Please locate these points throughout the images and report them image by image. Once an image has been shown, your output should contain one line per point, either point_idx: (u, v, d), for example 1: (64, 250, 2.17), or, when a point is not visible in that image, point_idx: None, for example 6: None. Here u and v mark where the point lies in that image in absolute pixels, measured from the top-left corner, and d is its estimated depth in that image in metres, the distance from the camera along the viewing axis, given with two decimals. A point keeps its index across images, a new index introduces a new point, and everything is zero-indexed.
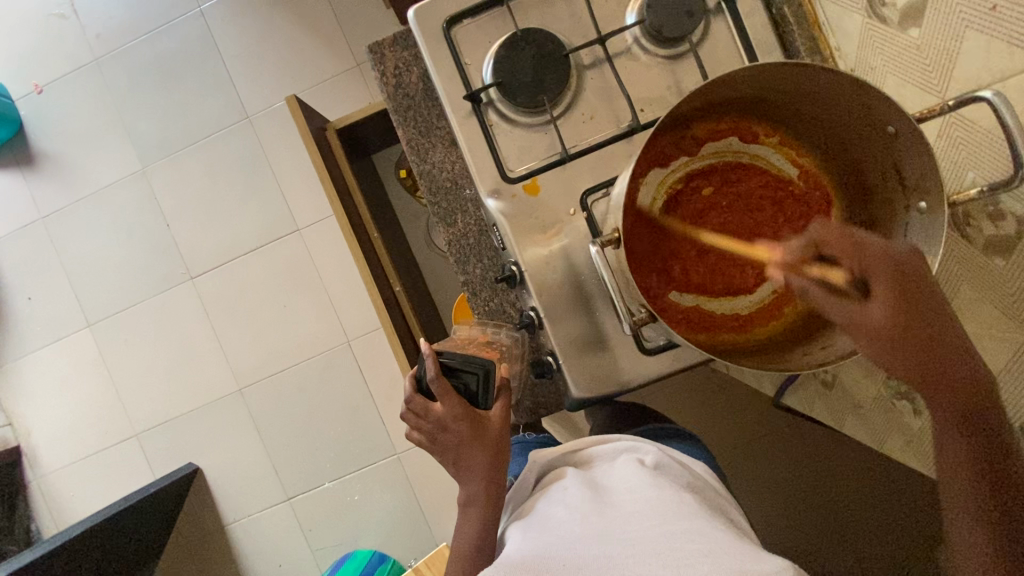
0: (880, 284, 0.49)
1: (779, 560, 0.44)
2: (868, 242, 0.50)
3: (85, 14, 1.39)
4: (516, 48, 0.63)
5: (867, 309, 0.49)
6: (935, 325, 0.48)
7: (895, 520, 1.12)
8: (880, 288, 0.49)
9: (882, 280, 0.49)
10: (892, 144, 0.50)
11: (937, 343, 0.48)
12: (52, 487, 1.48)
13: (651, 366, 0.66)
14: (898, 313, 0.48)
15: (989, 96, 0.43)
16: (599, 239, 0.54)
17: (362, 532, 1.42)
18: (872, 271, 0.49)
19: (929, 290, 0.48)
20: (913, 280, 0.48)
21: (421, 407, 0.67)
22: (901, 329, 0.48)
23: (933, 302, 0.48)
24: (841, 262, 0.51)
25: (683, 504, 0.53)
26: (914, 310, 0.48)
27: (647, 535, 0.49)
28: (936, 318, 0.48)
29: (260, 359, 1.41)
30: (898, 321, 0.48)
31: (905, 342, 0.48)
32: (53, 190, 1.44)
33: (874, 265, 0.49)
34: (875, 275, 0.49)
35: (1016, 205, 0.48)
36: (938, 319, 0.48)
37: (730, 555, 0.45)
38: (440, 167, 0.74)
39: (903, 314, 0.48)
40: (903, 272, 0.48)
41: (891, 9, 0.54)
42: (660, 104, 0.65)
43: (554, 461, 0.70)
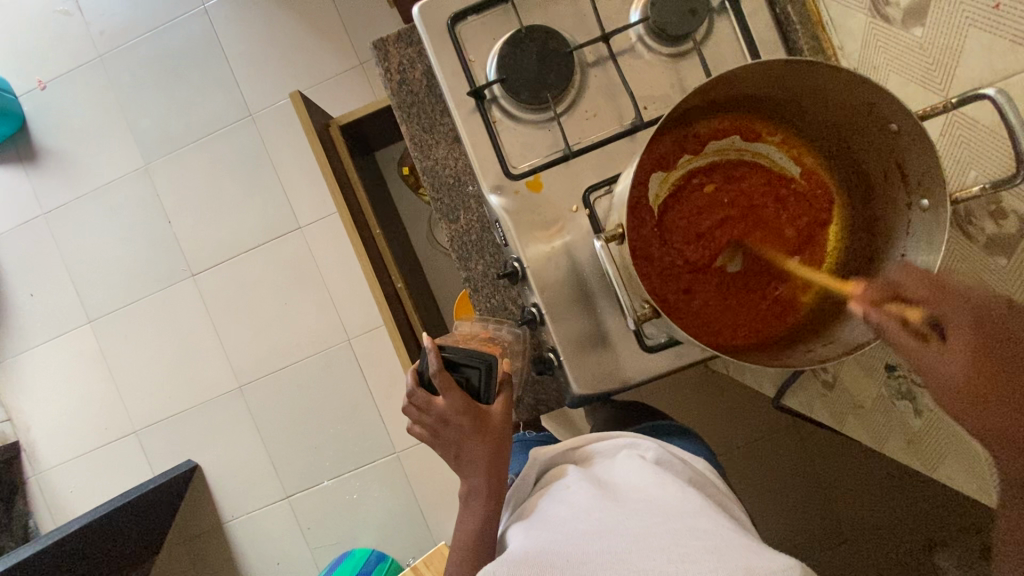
0: (962, 331, 0.47)
1: (783, 556, 0.44)
2: (951, 287, 0.48)
3: (89, 11, 1.39)
4: (520, 45, 0.63)
5: (945, 356, 0.47)
6: (1018, 374, 0.46)
7: (897, 522, 1.12)
8: (961, 336, 0.47)
9: (961, 328, 0.47)
10: (895, 142, 0.50)
11: (1017, 397, 0.46)
12: (50, 483, 1.48)
13: (653, 363, 0.67)
14: (975, 359, 0.46)
15: (992, 94, 0.43)
16: (604, 234, 0.53)
17: (361, 530, 1.42)
18: (956, 321, 0.47)
19: (1012, 341, 0.46)
20: (995, 329, 0.46)
21: (423, 401, 0.67)
22: (978, 377, 0.46)
23: (1014, 353, 0.46)
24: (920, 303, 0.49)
25: (687, 501, 0.52)
26: (995, 357, 0.46)
27: (652, 531, 0.49)
28: (1018, 371, 0.46)
29: (260, 356, 1.41)
30: (975, 368, 0.46)
31: (983, 392, 0.46)
32: (56, 186, 1.44)
33: (955, 311, 0.47)
34: (952, 321, 0.47)
35: (1018, 203, 0.48)
36: (1019, 372, 0.46)
37: (735, 551, 0.45)
38: (443, 163, 0.74)
39: (981, 365, 0.46)
40: (989, 320, 0.46)
41: (894, 8, 0.54)
42: (664, 102, 0.65)
43: (555, 458, 0.70)
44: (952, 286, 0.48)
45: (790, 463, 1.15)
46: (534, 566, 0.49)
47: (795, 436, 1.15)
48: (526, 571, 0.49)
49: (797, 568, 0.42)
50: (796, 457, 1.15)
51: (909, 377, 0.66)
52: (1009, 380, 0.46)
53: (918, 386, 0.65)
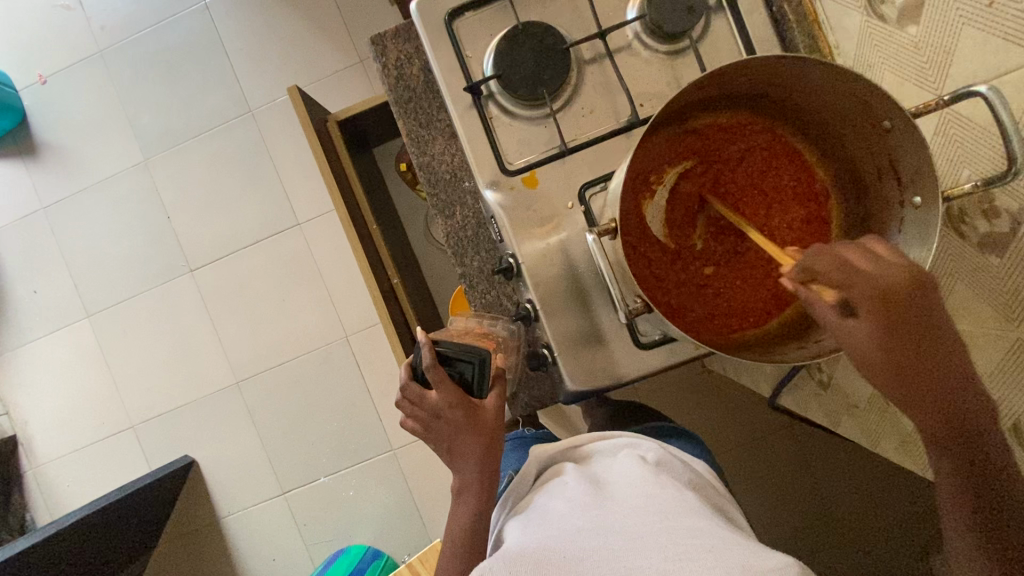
0: (870, 315, 0.42)
1: (782, 555, 0.43)
2: (862, 267, 0.42)
3: (90, 6, 1.40)
4: (517, 41, 0.64)
5: (859, 338, 0.43)
6: (931, 341, 0.43)
7: (895, 523, 1.12)
8: (868, 317, 0.42)
9: (874, 310, 0.42)
10: (888, 139, 0.50)
11: (934, 366, 0.43)
12: (47, 477, 1.48)
13: (646, 361, 0.67)
14: (890, 339, 0.43)
15: (984, 91, 0.43)
16: (596, 228, 0.54)
17: (356, 527, 1.42)
18: (870, 305, 0.42)
19: (925, 314, 0.42)
20: (909, 303, 0.42)
21: (417, 395, 0.67)
22: (895, 356, 0.43)
23: (930, 324, 0.42)
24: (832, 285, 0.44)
25: (685, 503, 0.52)
26: (908, 333, 0.42)
27: (651, 529, 0.49)
28: (933, 340, 0.43)
29: (258, 352, 1.41)
30: (889, 347, 0.43)
31: (903, 368, 0.43)
32: (55, 180, 1.44)
33: (864, 292, 0.42)
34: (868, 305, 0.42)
35: (1011, 201, 0.48)
36: (938, 340, 0.43)
37: (731, 551, 0.44)
38: (440, 159, 0.75)
39: (902, 341, 0.43)
40: (902, 299, 0.42)
41: (889, 7, 0.55)
42: (660, 99, 0.66)
43: (556, 455, 0.69)
44: (866, 266, 0.42)
45: (787, 463, 1.15)
46: (531, 564, 0.49)
47: (791, 437, 1.15)
48: (523, 569, 0.48)
49: (795, 567, 0.42)
50: (793, 457, 1.15)
51: None
52: (925, 353, 0.43)
53: None
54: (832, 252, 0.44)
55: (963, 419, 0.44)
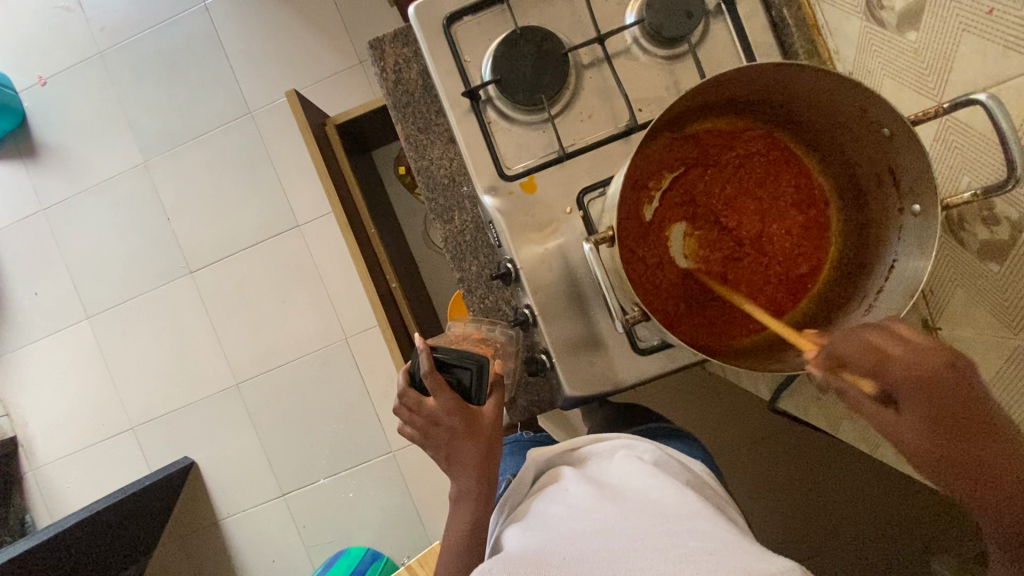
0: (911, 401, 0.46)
1: (783, 558, 0.43)
2: (893, 355, 0.46)
3: (90, 8, 1.40)
4: (514, 46, 0.63)
5: (903, 425, 0.46)
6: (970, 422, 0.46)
7: (892, 527, 1.12)
8: (909, 404, 0.46)
9: (912, 395, 0.46)
10: (887, 146, 0.50)
11: (979, 445, 0.46)
12: (48, 479, 1.49)
13: (644, 366, 0.66)
14: (931, 424, 0.46)
15: (984, 99, 0.43)
16: (593, 236, 0.54)
17: (356, 529, 1.42)
18: (906, 390, 0.46)
19: (965, 401, 0.45)
20: (947, 387, 0.45)
21: (414, 402, 0.67)
22: (938, 440, 0.46)
23: (969, 407, 0.45)
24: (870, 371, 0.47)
25: (685, 505, 0.52)
26: (950, 417, 0.46)
27: (651, 530, 0.49)
28: (975, 423, 0.46)
29: (258, 354, 1.41)
30: (932, 433, 0.46)
31: (946, 450, 0.46)
32: (55, 182, 1.44)
33: (903, 380, 0.46)
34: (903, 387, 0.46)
35: (1011, 209, 0.48)
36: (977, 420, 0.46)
37: (733, 553, 0.44)
38: (438, 163, 0.74)
39: (941, 424, 0.46)
40: (937, 382, 0.45)
41: (889, 12, 0.54)
42: (659, 104, 0.65)
43: (553, 459, 0.69)
44: (898, 355, 0.46)
45: (785, 464, 1.15)
46: (530, 564, 0.48)
47: (790, 439, 1.14)
48: (522, 569, 0.48)
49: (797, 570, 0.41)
50: (791, 459, 1.15)
51: None
52: (970, 433, 0.46)
53: None
54: (862, 338, 0.47)
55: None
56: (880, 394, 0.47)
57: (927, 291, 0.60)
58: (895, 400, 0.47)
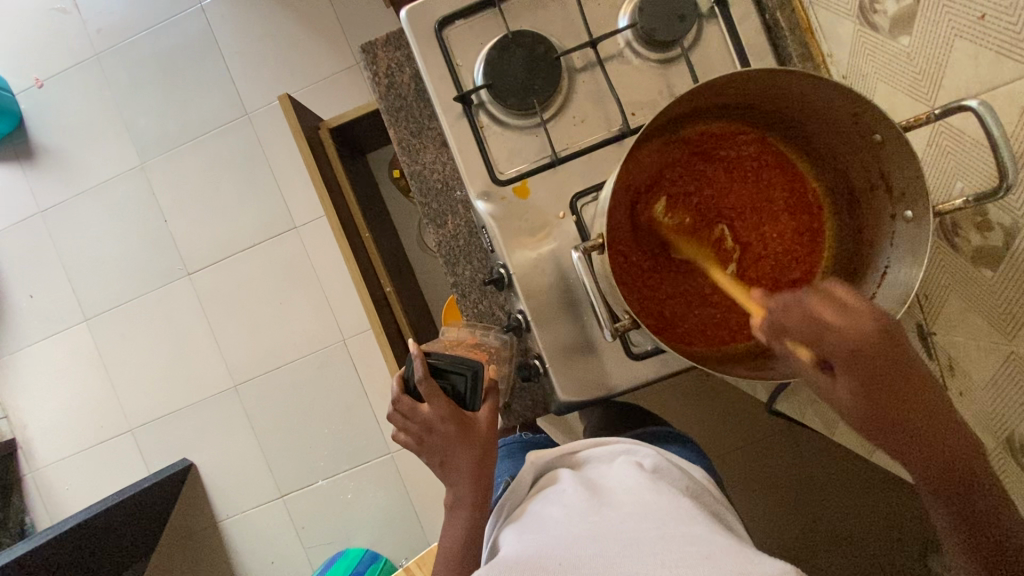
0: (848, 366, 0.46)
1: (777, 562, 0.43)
2: (831, 324, 0.45)
3: (85, 9, 1.39)
4: (507, 50, 0.63)
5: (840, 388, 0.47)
6: (898, 383, 0.46)
7: (888, 532, 1.12)
8: (847, 369, 0.46)
9: (849, 363, 0.45)
10: (879, 151, 0.50)
11: (910, 407, 0.47)
12: (47, 480, 1.49)
13: (638, 372, 0.66)
14: (864, 388, 0.46)
15: (975, 105, 0.42)
16: (582, 245, 0.54)
17: (354, 531, 1.42)
18: (845, 354, 0.45)
19: (895, 364, 0.46)
20: (878, 354, 0.45)
21: (409, 408, 0.67)
22: (873, 404, 0.47)
23: (898, 374, 0.46)
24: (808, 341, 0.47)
25: (682, 509, 0.52)
26: (882, 382, 0.46)
27: (646, 534, 0.49)
28: (903, 386, 0.47)
29: (255, 356, 1.41)
30: (866, 398, 0.46)
31: (875, 411, 0.47)
32: (52, 184, 1.44)
33: (842, 344, 0.45)
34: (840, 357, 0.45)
35: (1004, 216, 0.48)
36: (903, 384, 0.47)
37: (728, 557, 0.44)
38: (431, 168, 0.74)
39: (874, 386, 0.46)
40: (867, 352, 0.45)
41: (882, 16, 0.54)
42: (652, 108, 0.65)
43: (553, 462, 0.69)
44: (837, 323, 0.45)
45: (782, 467, 1.15)
46: (526, 567, 0.48)
47: (788, 442, 1.14)
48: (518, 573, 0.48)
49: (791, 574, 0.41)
50: (789, 463, 1.14)
51: None
52: (898, 397, 0.47)
53: None
54: (802, 306, 0.46)
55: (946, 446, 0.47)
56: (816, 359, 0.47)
57: (923, 296, 0.60)
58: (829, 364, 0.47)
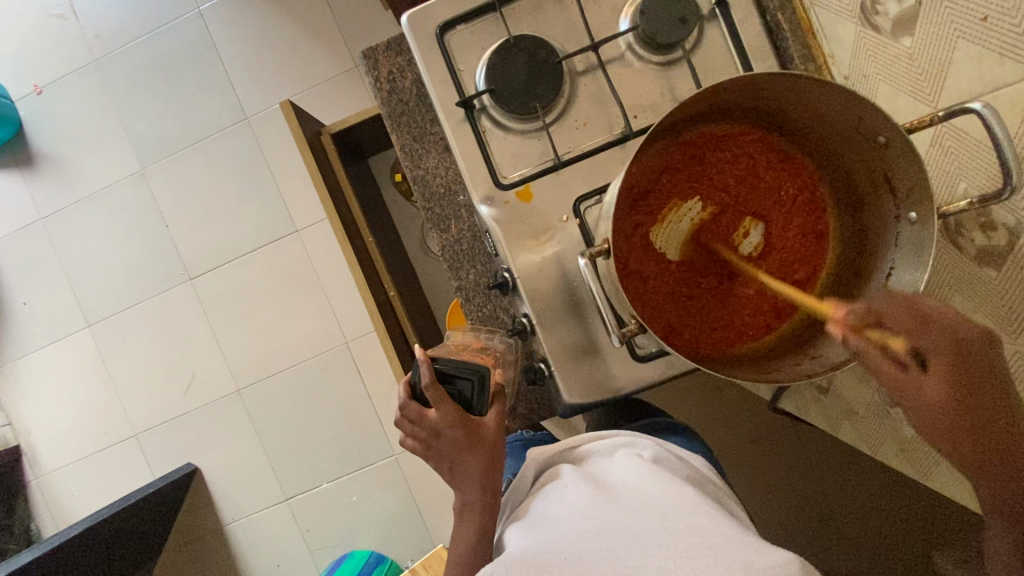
0: (941, 365, 0.44)
1: (782, 551, 0.44)
2: (934, 316, 0.45)
3: (83, 15, 1.39)
4: (508, 55, 0.63)
5: (928, 388, 0.45)
6: (990, 395, 0.45)
7: (894, 528, 1.12)
8: (943, 368, 0.44)
9: (943, 359, 0.44)
10: (883, 153, 0.50)
11: (1002, 432, 0.45)
12: (52, 487, 1.49)
13: (644, 373, 0.66)
14: (956, 390, 0.45)
15: (978, 108, 0.43)
16: (588, 250, 0.53)
17: (360, 532, 1.42)
18: (940, 352, 0.44)
19: (994, 371, 0.44)
20: (981, 357, 0.44)
21: (416, 414, 0.67)
22: (958, 410, 0.45)
23: (992, 382, 0.44)
24: (903, 334, 0.46)
25: (683, 499, 0.52)
26: (976, 397, 0.45)
27: (650, 527, 0.48)
28: (996, 408, 0.45)
29: (259, 360, 1.42)
30: (955, 398, 0.45)
31: (965, 419, 0.45)
32: (53, 191, 1.44)
33: (936, 337, 0.45)
34: (936, 352, 0.45)
35: (1008, 216, 0.48)
36: (991, 401, 0.45)
37: (732, 547, 0.44)
38: (434, 172, 0.75)
39: (965, 395, 0.45)
40: (970, 350, 0.44)
41: (884, 17, 0.54)
42: (654, 111, 0.65)
43: (553, 457, 0.69)
44: (939, 320, 0.45)
45: (788, 465, 1.15)
46: (530, 564, 0.48)
47: (793, 439, 1.14)
48: (521, 570, 0.48)
49: (796, 564, 0.43)
50: (795, 460, 1.15)
51: None
52: (987, 416, 0.45)
53: None
54: (903, 299, 0.46)
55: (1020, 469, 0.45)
56: (909, 356, 0.46)
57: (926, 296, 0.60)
58: (922, 363, 0.46)
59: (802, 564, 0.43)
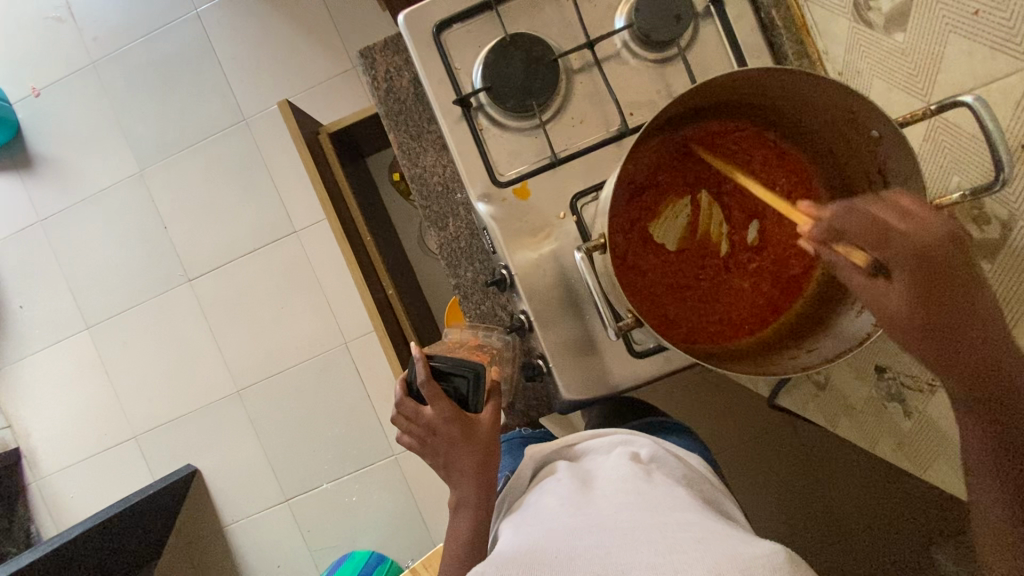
0: (896, 270, 0.50)
1: (770, 543, 0.44)
2: (891, 230, 0.50)
3: (81, 17, 1.39)
4: (504, 54, 0.63)
5: (887, 294, 0.51)
6: (958, 299, 0.49)
7: (891, 523, 1.13)
8: (897, 272, 0.50)
9: (904, 266, 0.50)
10: (876, 147, 0.50)
11: (968, 329, 0.49)
12: (52, 489, 1.49)
13: (641, 368, 0.67)
14: (918, 296, 0.50)
15: (970, 101, 0.43)
16: (584, 245, 0.54)
17: (360, 532, 1.42)
18: (894, 259, 0.51)
19: (956, 275, 0.49)
20: (936, 258, 0.49)
21: (412, 411, 0.67)
22: (922, 312, 0.50)
23: (957, 285, 0.49)
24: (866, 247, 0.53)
25: (676, 498, 0.52)
26: (938, 295, 0.49)
27: (642, 523, 0.49)
28: (961, 305, 0.49)
29: (258, 361, 1.42)
30: (917, 303, 0.50)
31: (927, 316, 0.50)
32: (53, 193, 1.44)
33: (890, 246, 0.51)
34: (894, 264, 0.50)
35: (1001, 209, 0.48)
36: (958, 302, 0.49)
37: (721, 543, 0.44)
38: (431, 171, 0.75)
39: (923, 295, 0.50)
40: (931, 256, 0.49)
41: (877, 13, 0.54)
42: (649, 108, 0.65)
43: (549, 454, 0.69)
44: (891, 231, 0.50)
45: (785, 463, 1.15)
46: (522, 559, 0.49)
47: (791, 437, 1.15)
48: (514, 565, 0.48)
49: (783, 554, 0.43)
50: (792, 458, 1.15)
51: (899, 380, 0.68)
52: (950, 314, 0.49)
53: (908, 387, 0.67)
54: (871, 214, 0.52)
55: (987, 366, 0.49)
56: (871, 266, 0.52)
57: None
58: (887, 273, 0.51)
59: (790, 555, 0.43)
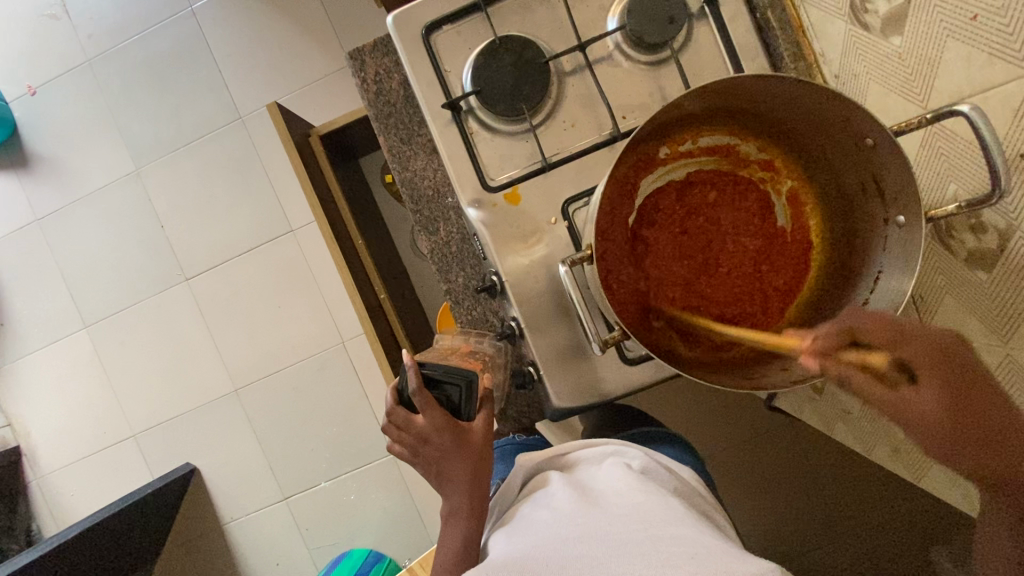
0: (930, 372, 0.48)
1: (763, 560, 0.43)
2: (909, 328, 0.49)
3: (75, 14, 1.38)
4: (494, 56, 0.62)
5: (925, 400, 0.48)
6: (974, 387, 0.48)
7: (887, 526, 1.12)
8: (930, 374, 0.48)
9: (931, 368, 0.48)
10: (871, 155, 0.49)
11: (981, 415, 0.48)
12: (52, 487, 1.50)
13: (633, 376, 0.66)
14: (947, 394, 0.48)
15: (966, 110, 0.42)
16: (570, 258, 0.53)
17: (357, 532, 1.43)
18: (927, 359, 0.48)
19: (972, 368, 0.48)
20: (957, 363, 0.48)
21: (403, 419, 0.66)
22: (948, 411, 0.48)
23: (974, 381, 0.48)
24: (881, 349, 0.49)
25: (669, 509, 0.52)
26: (963, 390, 0.48)
27: (633, 535, 0.48)
28: (982, 396, 0.48)
29: (256, 360, 1.42)
30: (946, 401, 0.48)
31: (959, 429, 0.48)
32: (50, 192, 1.44)
33: (922, 347, 0.48)
34: (922, 362, 0.48)
35: (998, 219, 0.47)
36: (976, 390, 0.48)
37: (715, 556, 0.44)
38: (422, 174, 0.74)
39: (956, 396, 0.48)
40: (945, 353, 0.48)
41: (873, 15, 0.53)
42: (642, 111, 0.64)
43: (541, 464, 0.69)
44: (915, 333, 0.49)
45: (780, 465, 1.14)
46: (512, 569, 0.49)
47: (786, 437, 1.13)
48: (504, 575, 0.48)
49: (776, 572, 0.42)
50: (788, 461, 1.13)
51: None
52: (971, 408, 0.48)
53: None
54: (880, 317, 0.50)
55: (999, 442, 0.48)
56: (890, 372, 0.48)
57: (918, 298, 0.60)
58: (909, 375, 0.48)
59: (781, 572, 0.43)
